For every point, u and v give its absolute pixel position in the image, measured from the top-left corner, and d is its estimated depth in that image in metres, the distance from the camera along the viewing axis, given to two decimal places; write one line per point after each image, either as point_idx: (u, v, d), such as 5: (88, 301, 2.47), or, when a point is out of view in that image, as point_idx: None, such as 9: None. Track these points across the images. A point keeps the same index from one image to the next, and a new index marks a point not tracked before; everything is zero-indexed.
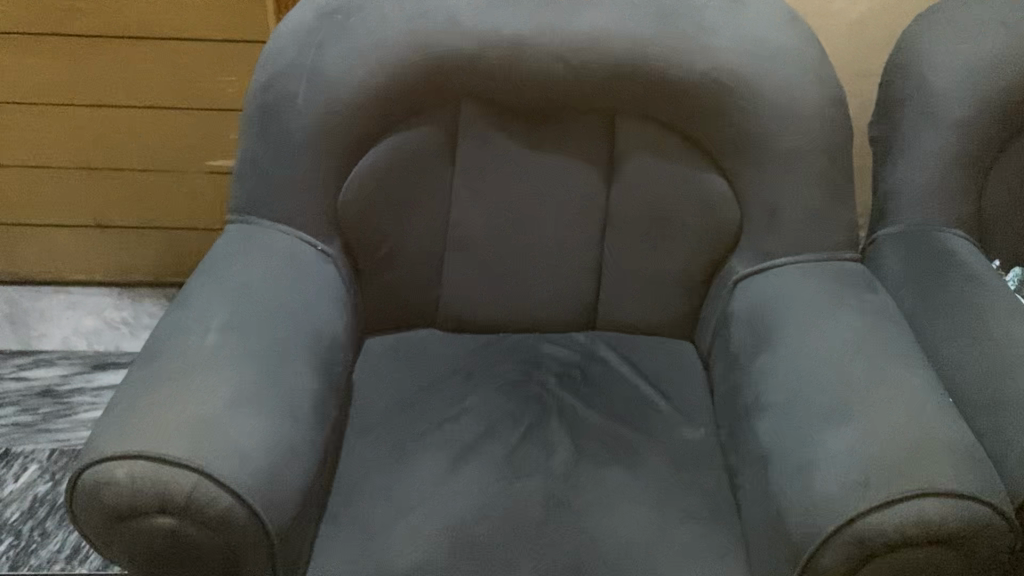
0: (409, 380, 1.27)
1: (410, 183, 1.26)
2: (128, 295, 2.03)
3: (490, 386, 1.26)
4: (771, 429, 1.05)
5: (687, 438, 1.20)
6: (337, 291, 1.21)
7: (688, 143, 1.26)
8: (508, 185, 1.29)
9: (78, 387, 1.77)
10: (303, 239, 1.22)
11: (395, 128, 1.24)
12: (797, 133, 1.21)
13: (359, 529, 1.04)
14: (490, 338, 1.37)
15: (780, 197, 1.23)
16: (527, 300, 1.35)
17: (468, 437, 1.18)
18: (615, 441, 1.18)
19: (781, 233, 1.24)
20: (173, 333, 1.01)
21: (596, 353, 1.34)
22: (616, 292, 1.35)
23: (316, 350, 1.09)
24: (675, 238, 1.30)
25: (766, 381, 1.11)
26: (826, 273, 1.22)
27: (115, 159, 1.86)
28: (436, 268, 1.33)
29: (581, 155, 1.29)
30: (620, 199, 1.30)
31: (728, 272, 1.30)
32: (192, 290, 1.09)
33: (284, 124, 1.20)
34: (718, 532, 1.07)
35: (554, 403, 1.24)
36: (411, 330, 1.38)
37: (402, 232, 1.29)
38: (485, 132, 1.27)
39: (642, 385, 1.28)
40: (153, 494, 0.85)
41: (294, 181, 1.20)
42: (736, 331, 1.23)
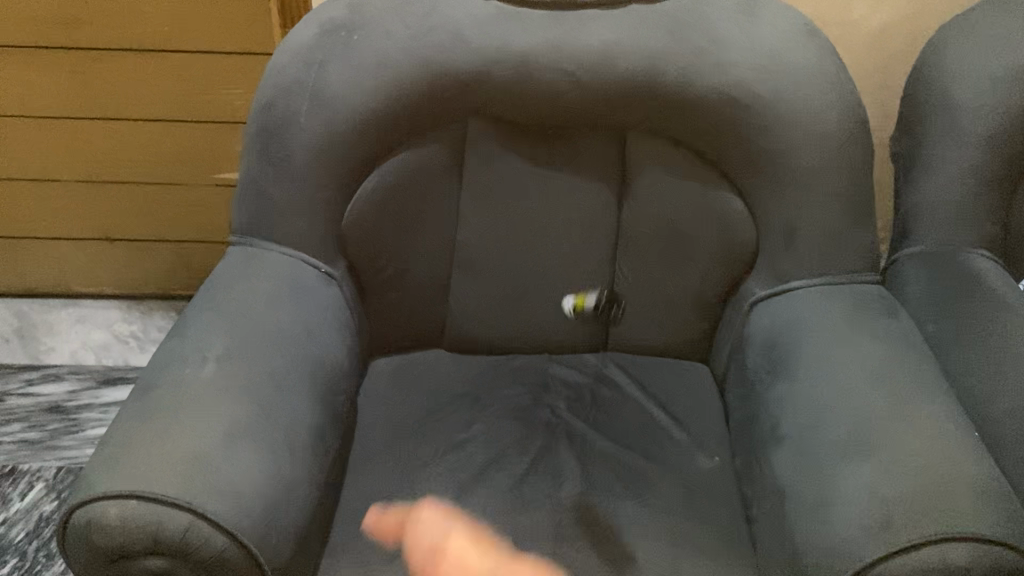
0: (415, 404, 1.24)
1: (415, 202, 1.23)
2: (137, 308, 2.01)
3: (498, 410, 1.23)
4: (787, 461, 1.01)
5: (700, 466, 1.16)
6: (341, 314, 1.18)
7: (702, 160, 1.22)
8: (515, 204, 1.26)
9: (86, 403, 1.76)
10: (305, 261, 1.19)
11: (400, 147, 1.21)
12: (815, 150, 1.17)
13: (361, 563, 1.01)
14: (498, 360, 1.34)
15: (797, 216, 1.19)
16: (537, 321, 1.32)
17: (474, 465, 1.14)
18: (625, 470, 1.14)
19: (798, 254, 1.20)
20: (169, 362, 0.99)
21: (607, 375, 1.30)
22: (627, 312, 1.31)
23: (317, 377, 1.06)
24: (688, 258, 1.26)
25: (782, 410, 1.07)
26: (846, 296, 1.17)
27: (122, 171, 1.85)
28: (443, 289, 1.30)
29: (591, 172, 1.25)
30: (631, 217, 1.26)
31: (744, 293, 1.26)
32: (191, 317, 1.06)
33: (286, 143, 1.17)
34: (731, 568, 1.03)
35: (563, 429, 1.21)
36: (418, 350, 1.35)
37: (408, 252, 1.26)
38: (492, 150, 1.24)
39: (655, 410, 1.24)
40: (145, 535, 0.82)
41: (297, 201, 1.18)
42: (752, 355, 1.19)
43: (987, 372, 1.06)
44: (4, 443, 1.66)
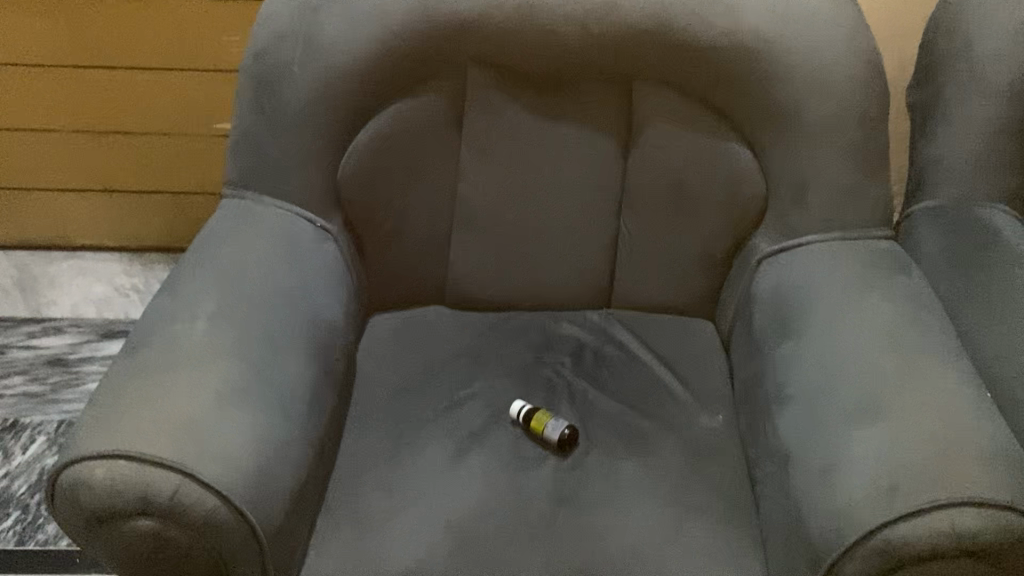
0: (415, 362, 1.22)
1: (413, 154, 1.20)
2: (137, 260, 1.98)
3: (499, 369, 1.21)
4: (792, 424, 0.99)
5: (704, 427, 1.14)
6: (339, 270, 1.16)
7: (711, 111, 1.18)
8: (517, 156, 1.22)
9: (87, 355, 1.75)
10: (301, 215, 1.16)
11: (397, 97, 1.17)
12: (829, 101, 1.12)
13: (358, 524, 1.00)
14: (500, 317, 1.31)
15: (809, 169, 1.14)
16: (539, 278, 1.29)
17: (474, 424, 1.13)
18: (628, 430, 1.13)
19: (809, 209, 1.16)
20: (161, 320, 0.97)
21: (610, 333, 1.28)
22: (631, 269, 1.28)
23: (313, 334, 1.04)
24: (695, 212, 1.23)
25: (788, 371, 1.04)
26: (858, 252, 1.13)
27: (119, 122, 1.81)
28: (444, 244, 1.27)
29: (596, 124, 1.22)
30: (637, 170, 1.23)
31: (751, 250, 1.22)
32: (184, 274, 1.04)
33: (280, 93, 1.13)
34: (734, 530, 1.01)
35: (565, 387, 1.19)
36: (417, 308, 1.31)
37: (407, 206, 1.23)
38: (493, 100, 1.20)
39: (660, 369, 1.21)
40: (134, 495, 0.81)
41: (292, 153, 1.14)
42: (759, 314, 1.15)
43: (1001, 333, 1.03)
44: (5, 396, 1.66)
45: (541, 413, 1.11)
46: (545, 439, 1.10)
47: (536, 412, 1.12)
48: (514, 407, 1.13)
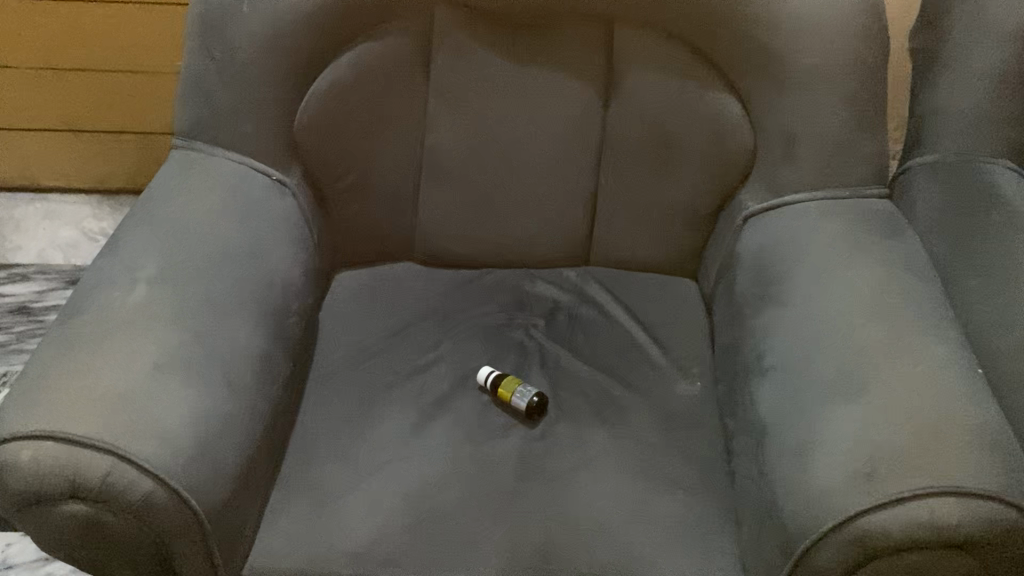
0: (380, 323, 1.16)
1: (376, 101, 1.12)
2: (107, 204, 1.91)
3: (467, 331, 1.15)
4: (770, 396, 0.94)
5: (680, 394, 1.08)
6: (296, 227, 1.09)
7: (697, 56, 1.10)
8: (488, 103, 1.15)
9: (54, 304, 1.70)
10: (255, 168, 1.08)
11: (358, 39, 1.08)
12: (824, 49, 1.03)
13: (313, 497, 0.96)
14: (472, 274, 1.24)
15: (799, 123, 1.06)
16: (513, 233, 1.22)
17: (438, 391, 1.07)
18: (600, 398, 1.07)
19: (798, 165, 1.07)
20: (98, 284, 0.90)
21: (587, 293, 1.21)
22: (610, 224, 1.21)
23: (266, 297, 0.98)
24: (678, 166, 1.15)
25: (768, 339, 0.98)
26: (850, 212, 1.05)
27: (78, 58, 1.72)
28: (411, 197, 1.20)
29: (574, 69, 1.14)
30: (617, 119, 1.15)
31: (736, 207, 1.14)
32: (125, 234, 0.97)
33: (228, 34, 1.04)
34: (707, 506, 0.96)
35: (536, 351, 1.13)
36: (385, 263, 1.25)
37: (371, 157, 1.15)
38: (462, 42, 1.11)
39: (638, 332, 1.15)
40: (62, 479, 0.76)
41: (243, 100, 1.06)
42: (741, 276, 1.08)
43: (999, 300, 0.96)
44: None
45: (510, 379, 1.06)
46: (512, 407, 1.05)
47: (504, 378, 1.07)
48: (481, 373, 1.08)
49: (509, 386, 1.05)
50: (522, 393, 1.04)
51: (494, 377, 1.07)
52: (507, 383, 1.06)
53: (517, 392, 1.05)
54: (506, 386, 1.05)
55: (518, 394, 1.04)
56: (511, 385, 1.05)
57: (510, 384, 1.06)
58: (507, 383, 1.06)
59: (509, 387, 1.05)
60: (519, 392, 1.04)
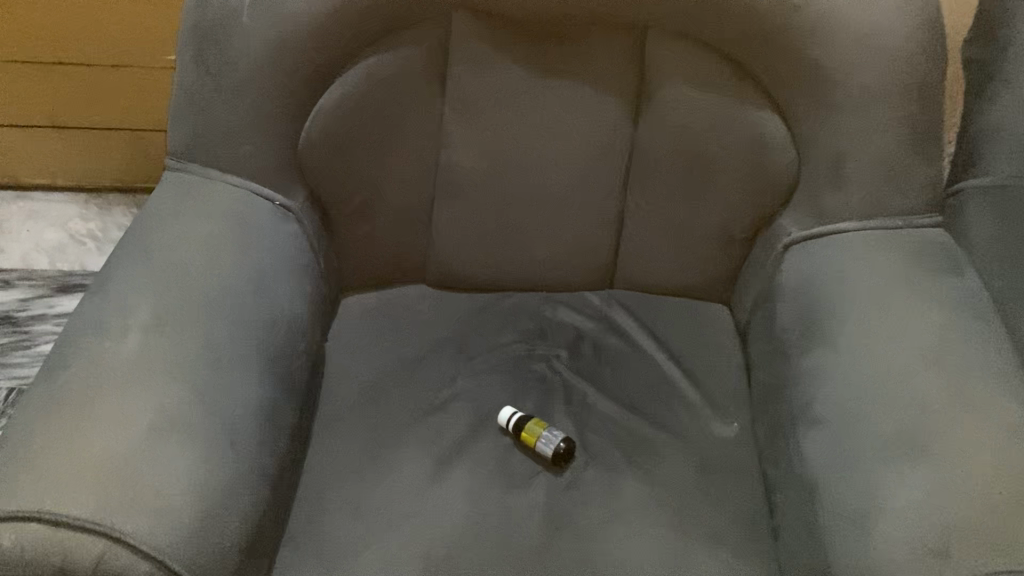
0: (391, 355, 1.08)
1: (387, 117, 1.03)
2: (94, 203, 1.82)
3: (485, 364, 1.07)
4: (823, 450, 0.86)
5: (716, 436, 1.00)
6: (300, 256, 1.00)
7: (738, 71, 1.01)
8: (508, 118, 1.06)
9: (39, 313, 1.61)
10: (256, 191, 0.99)
11: (368, 50, 0.99)
12: (878, 69, 0.95)
13: (323, 557, 0.87)
14: (487, 299, 1.16)
15: (849, 146, 0.98)
16: (533, 256, 1.14)
17: (457, 432, 0.99)
18: (630, 440, 0.99)
19: (846, 192, 0.99)
20: (85, 330, 0.82)
21: (612, 321, 1.13)
22: (638, 247, 1.13)
23: (270, 340, 0.89)
24: (713, 186, 1.07)
25: (817, 385, 0.91)
26: (903, 243, 0.98)
27: (60, 53, 1.61)
28: (424, 217, 1.11)
29: (602, 82, 1.05)
30: (648, 136, 1.07)
31: (776, 232, 1.06)
32: (114, 271, 0.88)
33: (226, 47, 0.95)
34: (752, 566, 0.89)
35: (560, 387, 1.05)
36: (394, 287, 1.16)
37: (381, 176, 1.06)
38: (481, 52, 1.02)
39: (669, 365, 1.07)
40: (49, 566, 0.67)
41: (243, 119, 0.97)
42: (783, 310, 1.00)
43: None
44: None
45: (533, 423, 0.98)
46: (537, 454, 0.97)
47: (529, 420, 0.99)
48: (502, 415, 1.00)
49: (535, 430, 0.97)
50: (549, 437, 0.96)
51: (516, 419, 0.99)
52: (532, 426, 0.98)
53: (544, 436, 0.97)
54: (532, 429, 0.97)
55: (544, 439, 0.96)
56: (536, 429, 0.97)
57: (535, 427, 0.98)
58: (532, 426, 0.98)
59: (534, 430, 0.97)
60: (545, 437, 0.96)
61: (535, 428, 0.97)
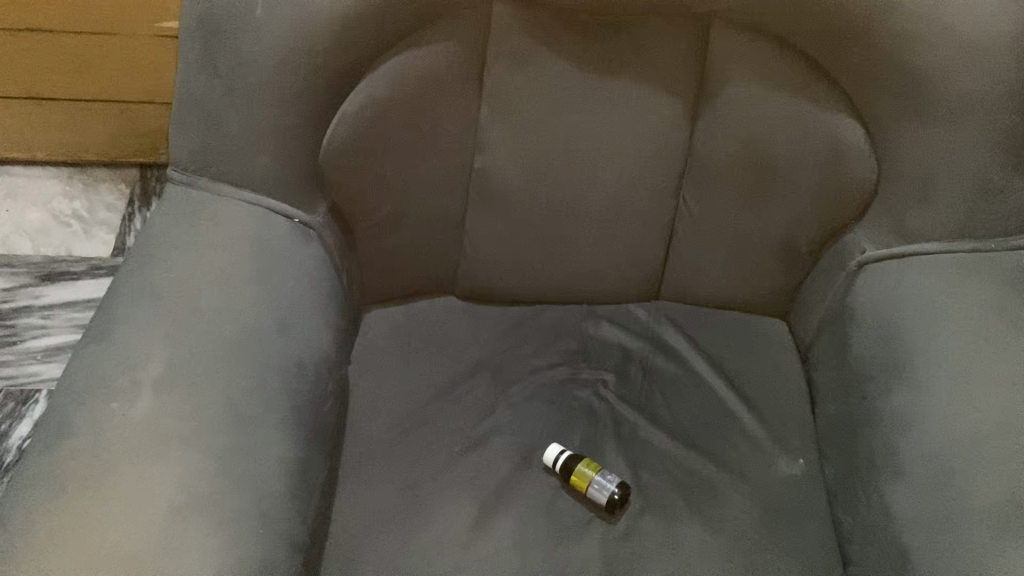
0: (423, 380, 0.98)
1: (419, 120, 0.91)
2: (78, 179, 1.68)
3: (525, 391, 0.98)
4: (913, 509, 0.78)
5: (782, 473, 0.92)
6: (324, 280, 0.89)
7: (814, 71, 0.90)
8: (552, 119, 0.93)
9: (25, 305, 1.49)
10: (274, 209, 0.88)
11: (397, 48, 0.87)
12: (979, 74, 0.84)
13: None
14: (524, 313, 1.06)
15: (939, 162, 0.88)
16: (575, 268, 1.03)
17: (498, 472, 0.90)
18: (689, 480, 0.91)
19: (933, 209, 0.90)
20: (88, 387, 0.71)
21: (661, 338, 1.04)
22: (690, 258, 1.03)
23: (296, 387, 0.79)
24: (779, 196, 0.96)
25: (903, 432, 0.82)
26: (993, 271, 0.89)
27: (36, 20, 1.49)
28: (456, 227, 1.00)
29: (660, 78, 0.92)
30: (709, 140, 0.95)
31: (848, 248, 0.96)
32: (119, 312, 0.77)
33: (236, 44, 0.82)
34: None
35: (608, 417, 0.96)
36: (422, 299, 1.06)
37: (411, 185, 0.95)
38: (524, 48, 0.89)
39: (726, 391, 0.98)
40: None
41: (258, 125, 0.85)
42: (857, 339, 0.92)
43: None
44: None
45: (584, 464, 0.89)
46: (588, 499, 0.88)
47: (578, 461, 0.89)
48: (549, 453, 0.90)
49: (587, 473, 0.88)
50: (604, 483, 0.87)
51: (567, 458, 0.90)
52: (585, 468, 0.88)
53: (598, 481, 0.88)
54: (584, 472, 0.88)
55: (597, 484, 0.87)
56: (588, 472, 0.88)
57: (587, 470, 0.88)
58: (584, 468, 0.88)
59: (586, 473, 0.88)
60: (600, 482, 0.88)
61: (586, 471, 0.88)
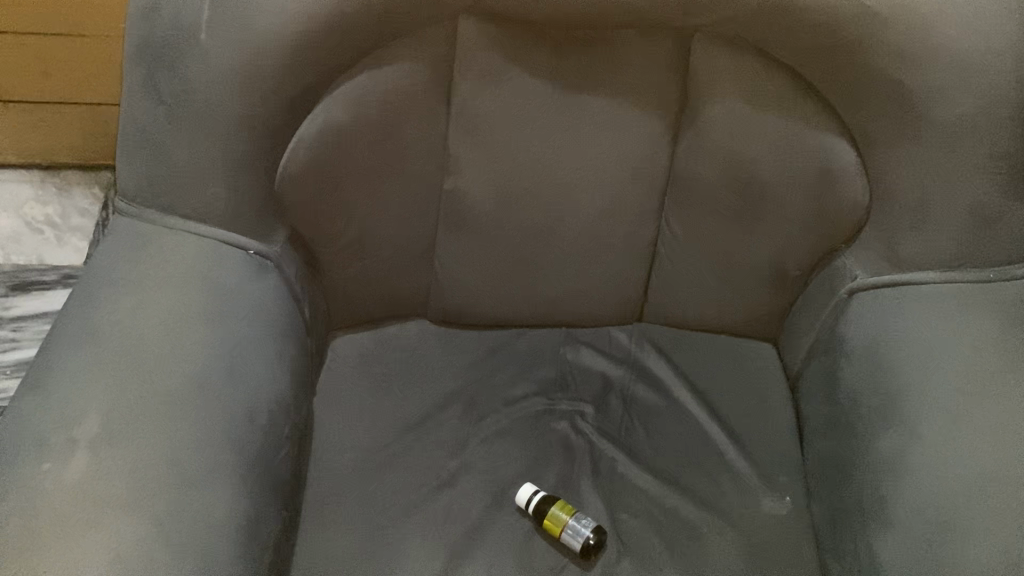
0: (391, 414, 0.93)
1: (382, 143, 0.86)
2: (50, 182, 1.61)
3: (499, 424, 0.93)
4: (903, 563, 0.73)
5: (768, 513, 0.87)
6: (281, 316, 0.84)
7: (803, 89, 0.84)
8: (525, 140, 0.88)
9: None
10: (227, 241, 0.83)
11: (358, 70, 0.81)
12: (975, 96, 0.79)
13: None
14: (500, 338, 1.02)
15: (934, 186, 0.83)
16: (553, 293, 0.98)
17: (468, 513, 0.86)
18: (669, 521, 0.86)
19: (927, 235, 0.85)
20: (20, 447, 0.67)
21: (643, 366, 1.00)
22: (673, 282, 0.98)
23: (248, 436, 0.74)
24: (766, 219, 0.91)
25: (893, 478, 0.78)
26: (992, 303, 0.84)
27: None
28: (426, 252, 0.95)
29: (639, 97, 0.86)
30: (691, 161, 0.90)
31: (839, 273, 0.91)
32: (57, 361, 0.73)
33: (182, 70, 0.78)
34: None
35: (586, 453, 0.92)
36: (392, 326, 1.01)
37: (376, 210, 0.90)
38: (493, 66, 0.84)
39: (710, 424, 0.94)
40: None
41: (207, 155, 0.80)
42: (847, 373, 0.87)
43: None
44: None
45: (558, 507, 0.84)
46: (562, 544, 0.84)
47: (551, 504, 0.85)
48: (523, 493, 0.86)
49: (563, 517, 0.84)
50: (580, 528, 0.83)
51: (541, 499, 0.85)
52: (560, 511, 0.84)
53: (575, 526, 0.83)
54: (560, 516, 0.84)
55: (574, 529, 0.83)
56: (563, 515, 0.84)
57: (562, 513, 0.84)
58: (560, 511, 0.84)
59: (562, 517, 0.84)
60: (577, 528, 0.83)
61: (561, 514, 0.84)
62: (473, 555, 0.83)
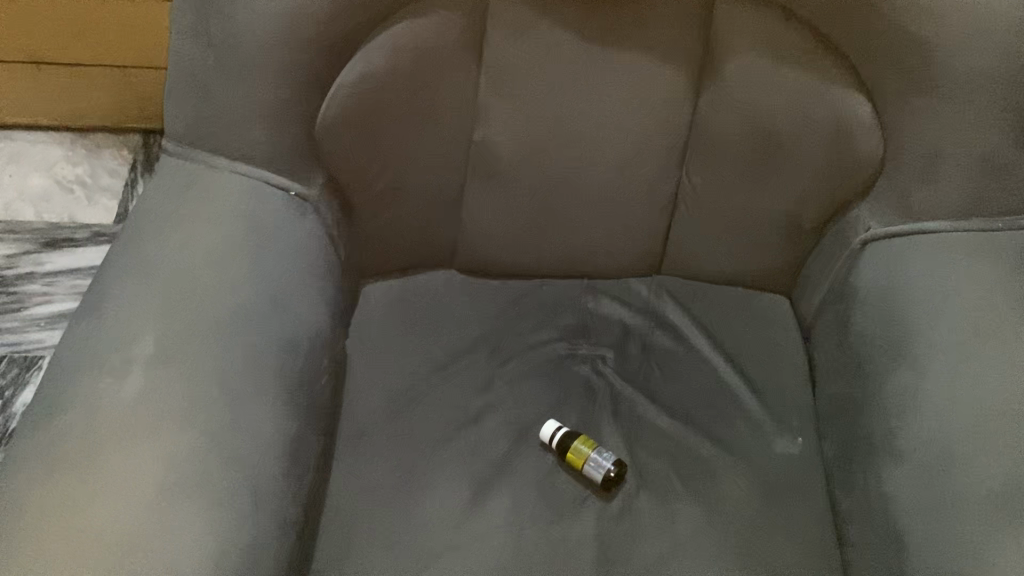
0: (420, 355, 0.97)
1: (417, 92, 0.89)
2: (81, 144, 1.67)
3: (523, 366, 0.97)
4: (909, 491, 0.77)
5: (780, 452, 0.91)
6: (318, 255, 0.88)
7: (822, 45, 0.88)
8: (553, 92, 0.91)
9: (27, 272, 1.49)
10: (269, 181, 0.88)
11: (395, 20, 0.85)
12: (988, 51, 0.82)
13: None
14: (524, 288, 1.05)
15: (947, 139, 0.87)
16: (576, 243, 1.02)
17: (494, 447, 0.90)
18: (685, 457, 0.90)
19: (938, 186, 0.89)
20: (80, 365, 0.72)
21: (661, 315, 1.03)
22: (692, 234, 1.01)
23: (291, 362, 0.79)
24: (783, 172, 0.95)
25: (902, 415, 0.81)
26: (999, 252, 0.88)
27: None
28: (455, 201, 0.99)
29: (663, 51, 0.90)
30: (712, 115, 0.93)
31: (852, 225, 0.95)
32: (111, 290, 0.77)
33: (228, 15, 0.81)
34: None
35: (606, 395, 0.96)
36: (420, 273, 1.05)
37: (409, 158, 0.94)
38: (525, 19, 0.87)
39: (726, 369, 0.98)
40: None
41: (252, 98, 0.84)
42: (859, 318, 0.91)
43: None
44: None
45: (580, 442, 0.88)
46: (584, 476, 0.88)
47: (574, 439, 0.89)
48: (546, 429, 0.90)
49: (585, 450, 0.88)
50: (602, 460, 0.87)
51: (563, 434, 0.89)
52: (582, 446, 0.88)
53: (596, 458, 0.87)
54: (581, 449, 0.88)
55: (596, 460, 0.87)
56: (585, 448, 0.88)
57: (584, 447, 0.88)
58: (581, 446, 0.88)
59: (583, 450, 0.88)
60: (598, 461, 0.87)
61: (582, 448, 0.88)
62: (499, 484, 0.87)
